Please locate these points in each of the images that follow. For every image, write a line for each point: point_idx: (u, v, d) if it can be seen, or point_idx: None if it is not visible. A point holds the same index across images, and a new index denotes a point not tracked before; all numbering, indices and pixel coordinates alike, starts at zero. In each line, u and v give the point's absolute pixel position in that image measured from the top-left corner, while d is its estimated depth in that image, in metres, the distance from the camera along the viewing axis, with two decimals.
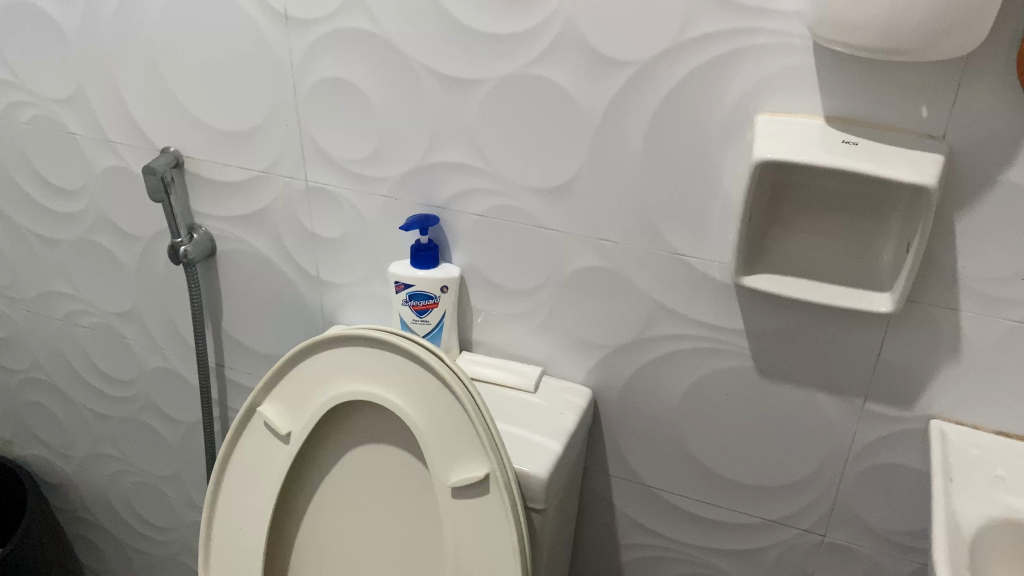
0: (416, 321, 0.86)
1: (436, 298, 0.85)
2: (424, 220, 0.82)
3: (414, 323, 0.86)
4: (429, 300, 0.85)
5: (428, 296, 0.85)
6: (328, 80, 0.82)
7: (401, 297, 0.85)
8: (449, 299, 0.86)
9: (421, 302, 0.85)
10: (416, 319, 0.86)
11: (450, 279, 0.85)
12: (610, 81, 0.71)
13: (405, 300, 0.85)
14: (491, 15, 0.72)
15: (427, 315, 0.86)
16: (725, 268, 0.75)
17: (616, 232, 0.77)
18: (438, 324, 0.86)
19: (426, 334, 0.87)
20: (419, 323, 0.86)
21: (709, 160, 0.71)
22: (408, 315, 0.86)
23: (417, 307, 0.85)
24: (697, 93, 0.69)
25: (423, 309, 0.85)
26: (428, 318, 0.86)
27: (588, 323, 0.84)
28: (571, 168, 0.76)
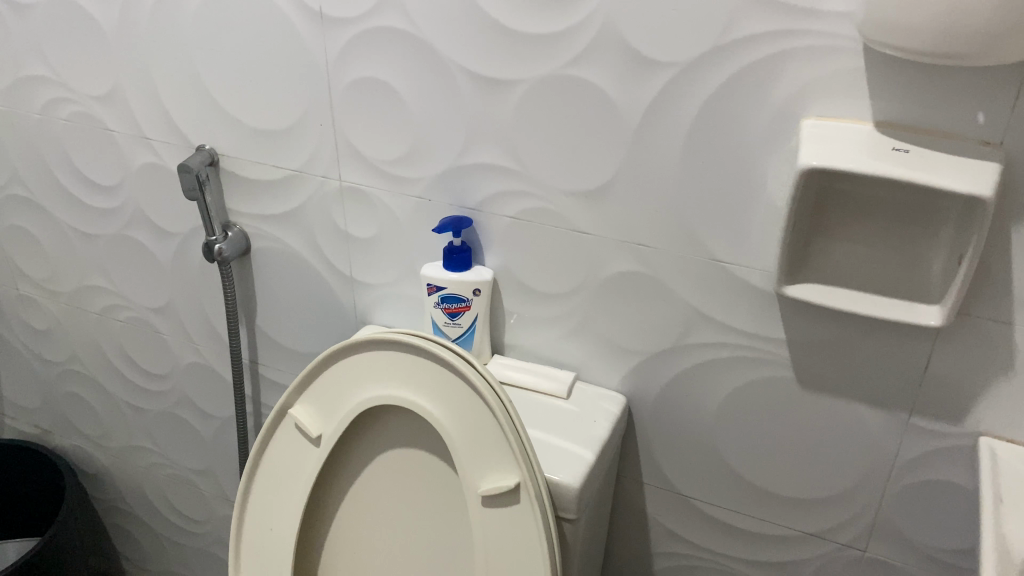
0: (448, 324, 0.85)
1: (468, 301, 0.84)
2: (457, 222, 0.80)
3: (446, 326, 0.85)
4: (461, 303, 0.84)
5: (460, 299, 0.84)
6: (363, 80, 0.81)
7: (433, 300, 0.84)
8: (482, 303, 0.84)
9: (453, 305, 0.84)
10: (448, 322, 0.85)
11: (482, 282, 0.83)
12: (650, 82, 0.69)
13: (437, 302, 0.84)
14: (527, 15, 0.70)
15: (459, 319, 0.85)
16: (766, 276, 0.73)
17: (653, 236, 0.75)
18: (470, 327, 0.85)
19: (458, 337, 0.86)
20: (451, 326, 0.85)
21: (751, 165, 0.69)
22: (440, 318, 0.85)
23: (449, 309, 0.84)
24: (740, 96, 0.66)
25: (455, 312, 0.84)
26: (460, 321, 0.85)
27: (623, 329, 0.82)
28: (608, 171, 0.74)
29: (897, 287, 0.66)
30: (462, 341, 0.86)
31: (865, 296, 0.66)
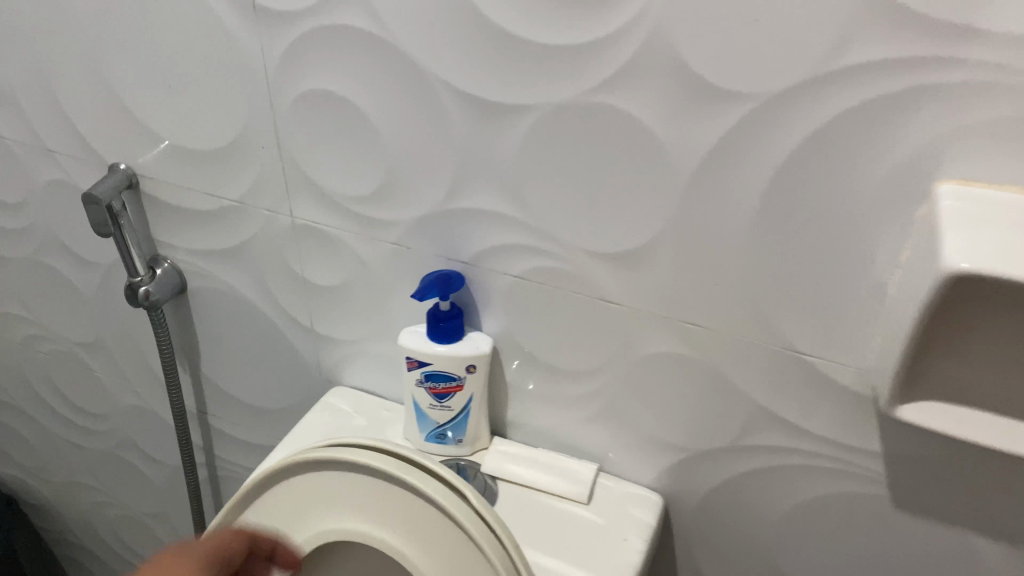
0: (434, 406, 0.66)
1: (459, 380, 0.65)
2: (444, 282, 0.61)
3: (432, 408, 0.66)
4: (451, 382, 0.65)
5: (449, 377, 0.65)
6: (314, 94, 0.60)
7: (414, 377, 0.65)
8: (476, 381, 0.65)
9: (440, 384, 0.65)
10: (434, 404, 0.66)
11: (478, 356, 0.64)
12: (716, 119, 0.48)
13: (419, 380, 0.65)
14: (540, 19, 0.49)
15: (448, 400, 0.66)
16: (863, 375, 0.54)
17: (709, 315, 0.56)
18: (462, 410, 0.66)
19: (447, 421, 0.67)
20: (438, 409, 0.66)
21: (853, 237, 0.49)
22: (423, 399, 0.66)
23: (435, 390, 0.65)
24: (847, 145, 0.46)
25: (443, 392, 0.65)
26: (449, 403, 0.66)
27: (662, 419, 0.63)
28: (648, 231, 0.54)
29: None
30: (452, 425, 0.67)
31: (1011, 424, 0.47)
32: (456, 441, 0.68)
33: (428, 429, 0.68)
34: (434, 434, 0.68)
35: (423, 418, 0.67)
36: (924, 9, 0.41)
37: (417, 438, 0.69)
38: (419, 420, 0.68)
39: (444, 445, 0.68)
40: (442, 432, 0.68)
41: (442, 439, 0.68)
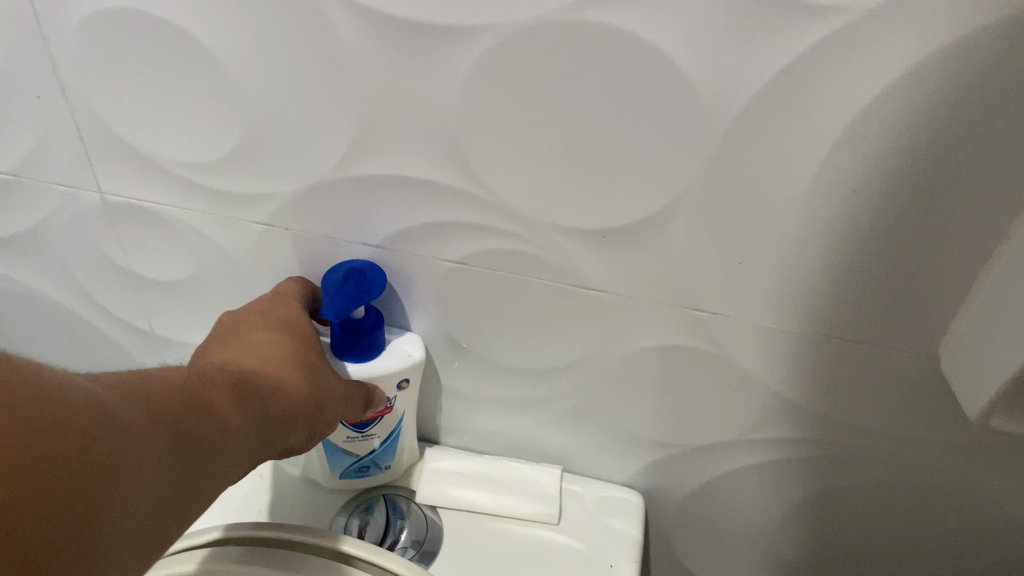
0: (354, 439, 0.49)
1: (388, 403, 0.47)
2: (358, 286, 0.42)
3: (349, 441, 0.49)
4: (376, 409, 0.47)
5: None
6: (111, 15, 0.38)
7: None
8: (408, 397, 0.49)
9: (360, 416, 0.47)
10: (352, 437, 0.49)
11: (412, 369, 0.47)
12: (773, 45, 0.32)
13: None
14: None
15: (371, 429, 0.48)
16: (925, 364, 0.42)
17: (723, 300, 0.42)
18: (391, 435, 0.50)
19: (371, 452, 0.50)
20: (359, 441, 0.49)
21: (949, 203, 0.35)
22: (337, 434, 0.48)
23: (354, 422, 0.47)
24: (970, 78, 0.31)
25: (365, 423, 0.48)
26: (373, 433, 0.49)
27: (646, 414, 0.50)
28: (649, 202, 0.38)
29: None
30: (377, 453, 0.51)
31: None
32: (382, 467, 0.52)
33: (344, 465, 0.51)
34: (353, 467, 0.51)
35: (337, 455, 0.50)
36: None
37: (329, 475, 0.52)
38: (330, 456, 0.50)
39: (366, 475, 0.52)
40: (365, 464, 0.51)
41: (363, 470, 0.52)
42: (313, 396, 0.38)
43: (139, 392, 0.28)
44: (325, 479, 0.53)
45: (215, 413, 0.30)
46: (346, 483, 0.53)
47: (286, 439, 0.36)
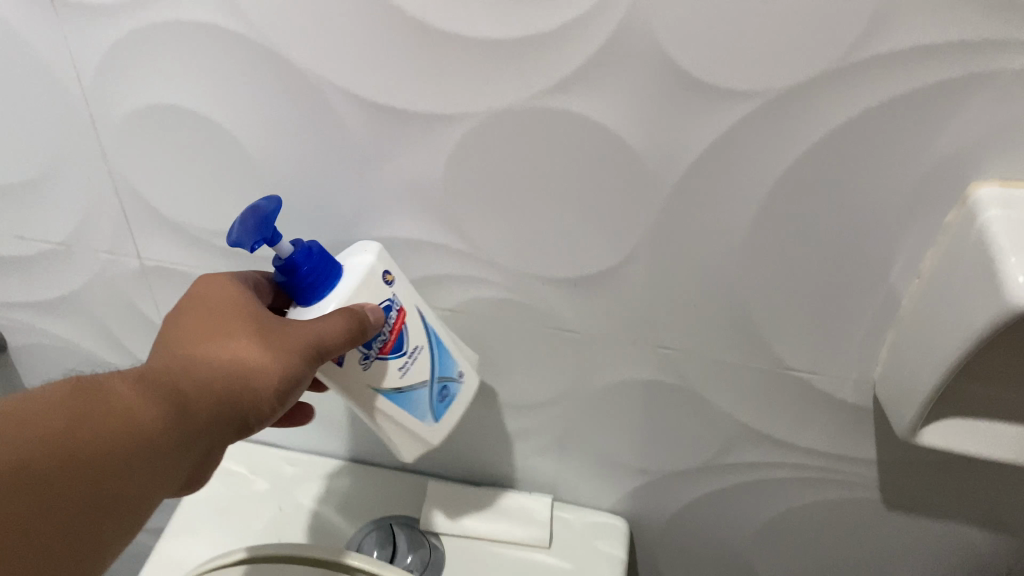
0: (407, 364, 0.44)
1: (397, 305, 0.43)
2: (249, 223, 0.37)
3: (406, 374, 0.44)
4: (392, 317, 0.42)
5: (386, 312, 0.42)
6: (151, 109, 0.45)
7: (360, 356, 0.42)
8: (407, 291, 0.44)
9: (390, 331, 0.42)
10: (405, 363, 0.44)
11: (381, 259, 0.43)
12: (704, 125, 0.38)
13: (370, 350, 0.42)
14: (471, 6, 0.36)
15: (409, 343, 0.44)
16: (863, 388, 0.48)
17: (684, 337, 0.48)
18: (428, 334, 0.45)
19: (430, 368, 0.45)
20: (413, 363, 0.44)
21: (864, 248, 0.41)
22: (390, 374, 0.43)
23: (392, 346, 0.43)
24: (868, 146, 0.37)
25: (399, 337, 0.43)
26: (415, 345, 0.44)
27: (625, 442, 0.56)
28: (612, 254, 0.45)
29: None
30: (439, 367, 0.46)
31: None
32: (457, 380, 0.47)
33: (427, 404, 0.46)
34: (437, 403, 0.46)
35: (408, 397, 0.45)
36: None
37: (428, 432, 0.47)
38: (409, 407, 0.45)
39: (454, 404, 0.47)
40: (439, 387, 0.46)
41: (447, 399, 0.47)
42: (245, 369, 0.38)
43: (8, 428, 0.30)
44: (430, 441, 0.47)
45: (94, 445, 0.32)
46: (442, 425, 0.47)
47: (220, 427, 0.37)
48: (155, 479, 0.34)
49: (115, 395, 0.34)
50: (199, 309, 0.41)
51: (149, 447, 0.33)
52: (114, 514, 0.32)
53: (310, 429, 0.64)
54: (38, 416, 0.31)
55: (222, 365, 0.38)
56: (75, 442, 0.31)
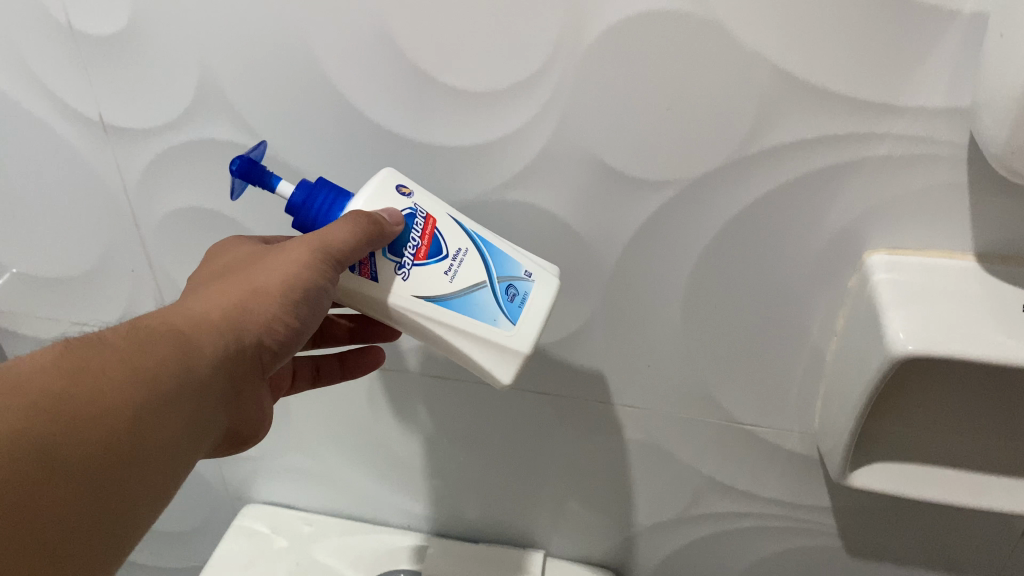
0: (453, 267, 0.41)
1: (422, 212, 0.41)
2: (232, 165, 0.40)
3: (456, 277, 0.41)
4: (420, 223, 0.41)
5: (411, 220, 0.41)
6: (184, 211, 0.54)
7: (396, 269, 0.41)
8: (431, 199, 0.42)
9: (420, 238, 0.41)
10: (450, 265, 0.41)
11: (393, 176, 0.42)
12: (633, 208, 0.46)
13: (403, 259, 0.40)
14: (435, 118, 0.45)
15: (449, 246, 0.41)
16: (807, 438, 0.53)
17: (643, 395, 0.54)
18: (473, 237, 0.42)
19: (486, 266, 0.41)
20: (460, 266, 0.41)
21: (784, 310, 0.48)
22: (436, 281, 0.41)
23: (427, 251, 0.41)
24: (770, 222, 0.44)
25: (432, 242, 0.41)
26: (458, 247, 0.41)
27: (606, 494, 0.62)
28: (572, 320, 0.52)
29: (1000, 460, 0.45)
30: (495, 266, 0.41)
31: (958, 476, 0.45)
32: (526, 279, 0.42)
33: (492, 304, 0.41)
34: (508, 304, 0.41)
35: (468, 300, 0.41)
36: (840, 87, 0.39)
37: (508, 339, 0.41)
38: (475, 312, 0.41)
39: (530, 305, 0.42)
40: (503, 286, 0.41)
41: (518, 299, 0.41)
42: (253, 294, 0.39)
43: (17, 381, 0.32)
44: (518, 349, 0.41)
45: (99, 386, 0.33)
46: (526, 329, 0.41)
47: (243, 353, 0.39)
48: (181, 405, 0.35)
49: (117, 343, 0.35)
50: (217, 264, 0.43)
51: (168, 378, 0.35)
52: (143, 444, 0.34)
53: (329, 490, 0.71)
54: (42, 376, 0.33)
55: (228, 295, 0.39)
56: (73, 392, 0.33)
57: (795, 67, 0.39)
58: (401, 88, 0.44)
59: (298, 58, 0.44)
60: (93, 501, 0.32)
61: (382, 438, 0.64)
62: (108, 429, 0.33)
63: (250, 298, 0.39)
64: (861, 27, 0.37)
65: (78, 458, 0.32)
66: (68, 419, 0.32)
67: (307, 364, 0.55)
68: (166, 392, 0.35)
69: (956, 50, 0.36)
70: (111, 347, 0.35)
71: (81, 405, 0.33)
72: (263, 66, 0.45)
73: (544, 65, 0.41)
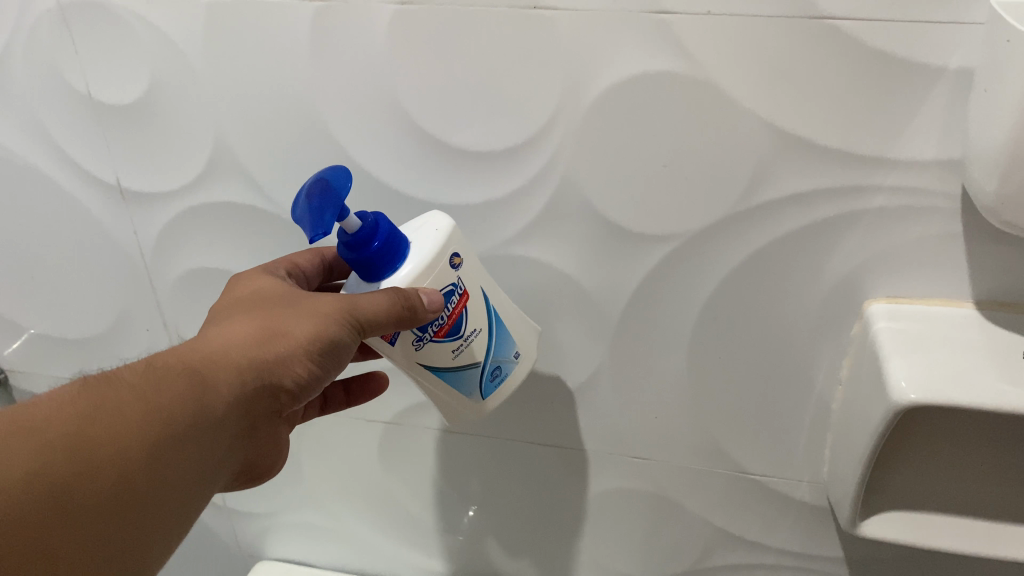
0: (462, 347, 0.42)
1: (461, 290, 0.41)
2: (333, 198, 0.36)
3: (459, 356, 0.42)
4: (453, 301, 0.41)
5: (448, 297, 0.40)
6: (199, 271, 0.55)
7: (414, 337, 0.40)
8: (467, 269, 0.42)
9: (448, 316, 0.41)
10: (460, 346, 0.42)
11: (450, 238, 0.41)
12: (637, 261, 0.47)
13: (425, 333, 0.40)
14: (441, 178, 0.46)
15: (467, 326, 0.42)
16: (818, 488, 0.53)
17: (653, 446, 0.55)
18: (489, 316, 0.43)
19: (486, 348, 0.43)
20: (468, 346, 0.42)
21: (789, 359, 0.48)
22: (443, 356, 0.42)
23: (448, 330, 0.41)
24: (772, 274, 0.45)
25: (456, 321, 0.41)
26: (474, 328, 0.42)
27: (618, 548, 0.61)
28: (581, 372, 0.52)
29: (1010, 507, 0.45)
30: (494, 348, 0.44)
31: (969, 524, 0.45)
32: (511, 360, 0.45)
33: (475, 382, 0.43)
34: (486, 382, 0.44)
35: (459, 376, 0.43)
36: (834, 142, 0.40)
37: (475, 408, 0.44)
38: (459, 385, 0.43)
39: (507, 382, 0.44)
40: (491, 368, 0.44)
41: (498, 379, 0.44)
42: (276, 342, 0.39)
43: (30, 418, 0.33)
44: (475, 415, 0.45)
45: (111, 432, 0.34)
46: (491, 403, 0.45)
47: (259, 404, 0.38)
48: (190, 459, 0.36)
49: (136, 384, 0.36)
50: (244, 291, 0.43)
51: (184, 431, 0.35)
52: (148, 499, 0.34)
53: (342, 547, 0.71)
54: (57, 417, 0.34)
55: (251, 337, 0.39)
56: (84, 438, 0.33)
57: (788, 124, 0.40)
58: (408, 150, 0.46)
59: (309, 123, 0.46)
60: (92, 549, 0.33)
61: (393, 493, 0.65)
62: (117, 476, 0.33)
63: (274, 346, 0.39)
64: (850, 85, 0.38)
65: (81, 507, 0.32)
66: (78, 466, 0.33)
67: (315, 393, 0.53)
68: (179, 443, 0.35)
69: (945, 104, 0.37)
70: (131, 387, 0.36)
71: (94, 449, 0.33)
72: (275, 131, 0.47)
73: (546, 125, 0.43)
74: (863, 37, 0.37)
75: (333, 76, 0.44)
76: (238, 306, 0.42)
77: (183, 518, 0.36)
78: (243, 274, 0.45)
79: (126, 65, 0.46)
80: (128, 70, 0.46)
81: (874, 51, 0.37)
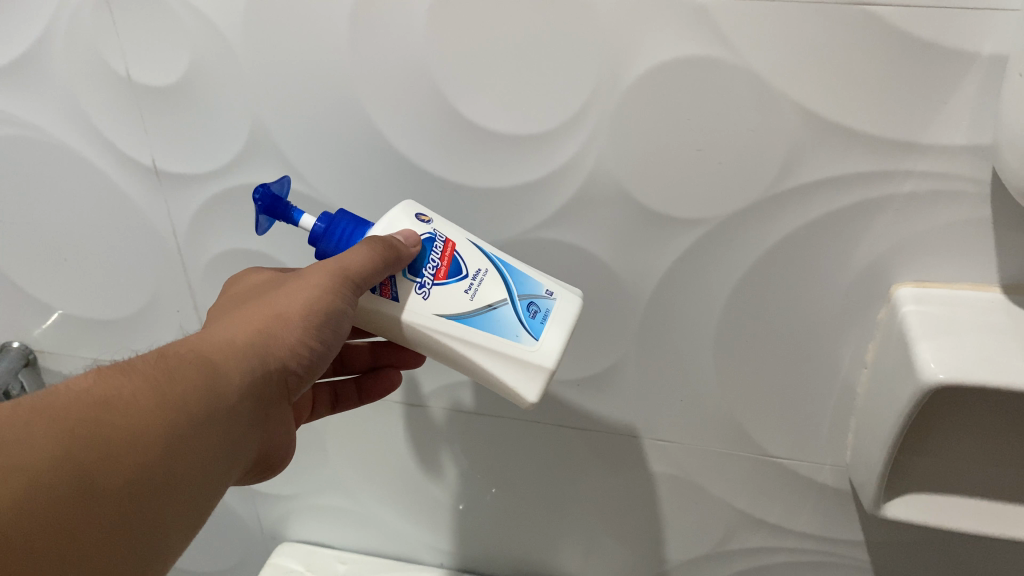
0: (473, 286, 0.42)
1: (441, 237, 0.43)
2: (256, 197, 0.42)
3: (476, 296, 0.41)
4: (439, 247, 0.42)
5: (430, 244, 0.42)
6: (231, 252, 0.56)
7: (415, 287, 0.42)
8: (449, 226, 0.43)
9: (440, 258, 0.42)
10: (470, 284, 0.42)
11: (411, 206, 0.44)
12: (666, 246, 0.47)
13: (423, 279, 0.42)
14: (475, 163, 0.47)
15: (468, 267, 0.42)
16: (839, 472, 0.54)
17: (677, 430, 0.55)
18: (491, 258, 0.43)
19: (505, 285, 0.42)
20: (481, 284, 0.42)
21: (814, 344, 0.49)
22: (457, 299, 0.41)
23: (447, 271, 0.42)
24: (799, 258, 0.46)
25: (452, 263, 0.42)
26: (477, 268, 0.42)
27: (640, 531, 0.62)
28: (607, 355, 0.53)
29: None
30: (516, 286, 0.42)
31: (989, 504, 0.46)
32: (547, 297, 0.43)
33: (516, 320, 0.41)
34: (530, 320, 0.42)
35: (491, 318, 0.41)
36: (865, 127, 0.41)
37: (532, 354, 0.41)
38: (497, 329, 0.41)
39: (552, 322, 0.42)
40: (524, 303, 0.42)
41: (541, 315, 0.42)
42: (273, 320, 0.40)
43: (48, 409, 0.33)
44: (543, 364, 0.41)
45: (129, 416, 0.34)
46: (549, 345, 0.41)
47: (267, 381, 0.39)
48: (209, 435, 0.36)
49: (145, 372, 0.36)
50: (235, 293, 0.45)
51: (198, 407, 0.36)
52: (173, 478, 0.34)
53: (365, 530, 0.72)
54: (73, 405, 0.33)
55: (250, 322, 0.40)
56: (104, 423, 0.33)
57: (822, 110, 0.41)
58: (442, 133, 0.46)
59: (345, 106, 0.47)
60: (123, 533, 0.32)
61: (417, 476, 0.66)
62: (139, 459, 0.33)
63: (272, 324, 0.40)
64: (884, 71, 0.39)
65: (109, 491, 0.32)
66: (101, 449, 0.33)
67: (326, 390, 0.56)
68: (196, 419, 0.35)
69: (977, 91, 0.38)
70: (141, 374, 0.36)
71: (111, 436, 0.33)
72: (311, 115, 0.48)
73: (581, 109, 0.44)
74: (899, 25, 0.37)
75: (372, 60, 0.44)
76: (229, 308, 0.43)
77: (209, 497, 0.36)
78: (228, 286, 0.46)
79: (167, 47, 0.47)
80: (168, 53, 0.47)
81: (908, 39, 0.38)
